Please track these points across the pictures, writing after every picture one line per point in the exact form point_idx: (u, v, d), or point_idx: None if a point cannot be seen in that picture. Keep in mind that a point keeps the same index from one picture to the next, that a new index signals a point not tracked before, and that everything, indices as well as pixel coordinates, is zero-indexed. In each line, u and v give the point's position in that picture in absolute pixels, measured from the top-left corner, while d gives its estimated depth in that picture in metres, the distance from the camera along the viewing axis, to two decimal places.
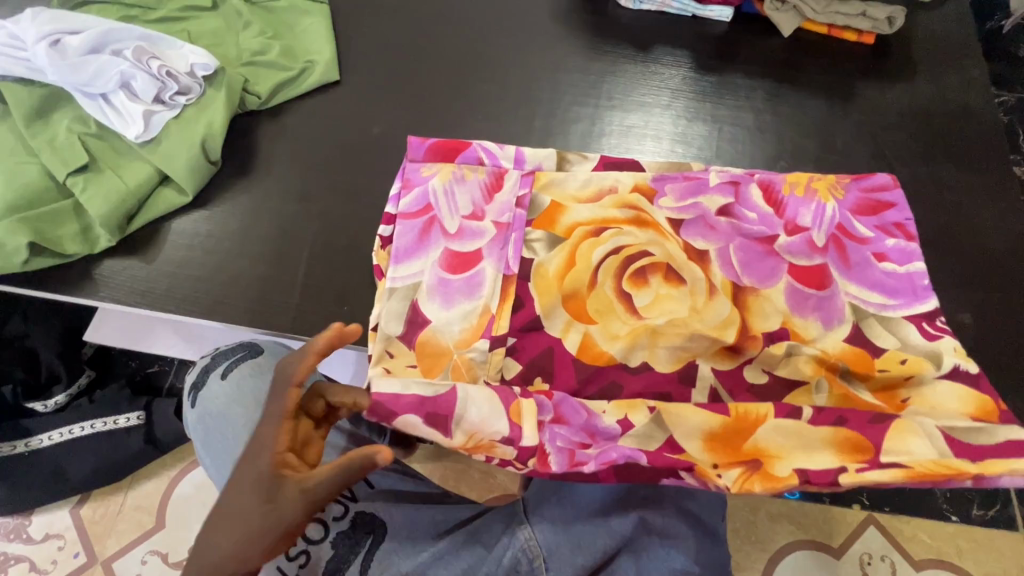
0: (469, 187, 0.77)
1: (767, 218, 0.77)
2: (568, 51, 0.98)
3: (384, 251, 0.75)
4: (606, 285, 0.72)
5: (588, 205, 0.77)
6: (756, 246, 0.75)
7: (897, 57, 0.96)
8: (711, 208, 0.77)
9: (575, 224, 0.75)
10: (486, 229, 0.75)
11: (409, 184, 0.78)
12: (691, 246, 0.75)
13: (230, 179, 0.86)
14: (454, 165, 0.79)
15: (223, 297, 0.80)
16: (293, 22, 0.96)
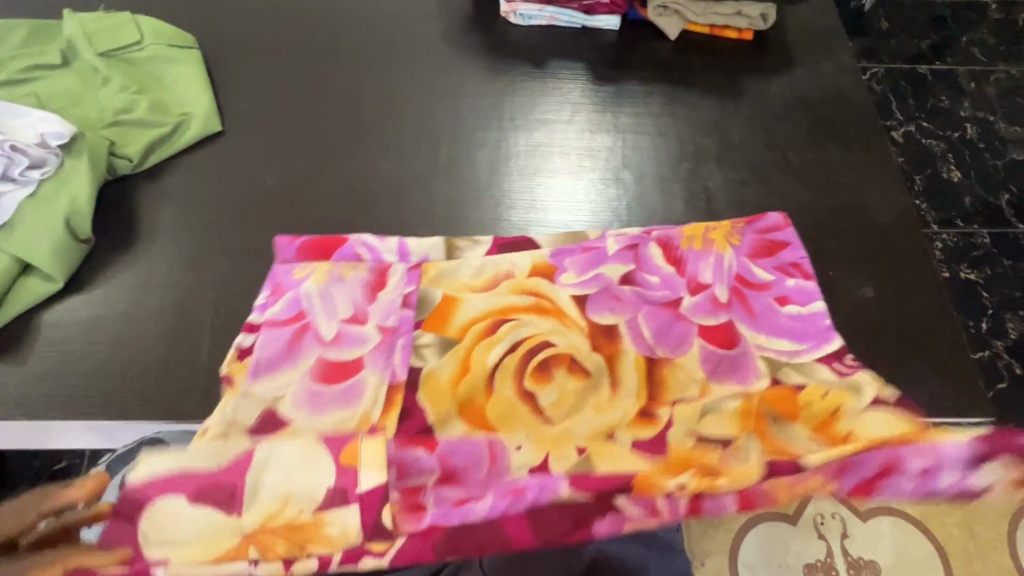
0: (350, 281, 0.76)
1: (670, 279, 0.79)
2: (466, 74, 0.96)
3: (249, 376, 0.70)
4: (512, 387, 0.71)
5: (489, 296, 0.76)
6: (663, 312, 0.77)
7: (775, 50, 1.01)
8: (613, 278, 0.78)
9: (474, 322, 0.74)
10: (370, 331, 0.73)
11: (280, 289, 0.75)
12: (599, 320, 0.76)
13: (110, 255, 0.78)
14: (331, 262, 0.77)
15: (116, 388, 0.71)
16: (161, 72, 0.88)
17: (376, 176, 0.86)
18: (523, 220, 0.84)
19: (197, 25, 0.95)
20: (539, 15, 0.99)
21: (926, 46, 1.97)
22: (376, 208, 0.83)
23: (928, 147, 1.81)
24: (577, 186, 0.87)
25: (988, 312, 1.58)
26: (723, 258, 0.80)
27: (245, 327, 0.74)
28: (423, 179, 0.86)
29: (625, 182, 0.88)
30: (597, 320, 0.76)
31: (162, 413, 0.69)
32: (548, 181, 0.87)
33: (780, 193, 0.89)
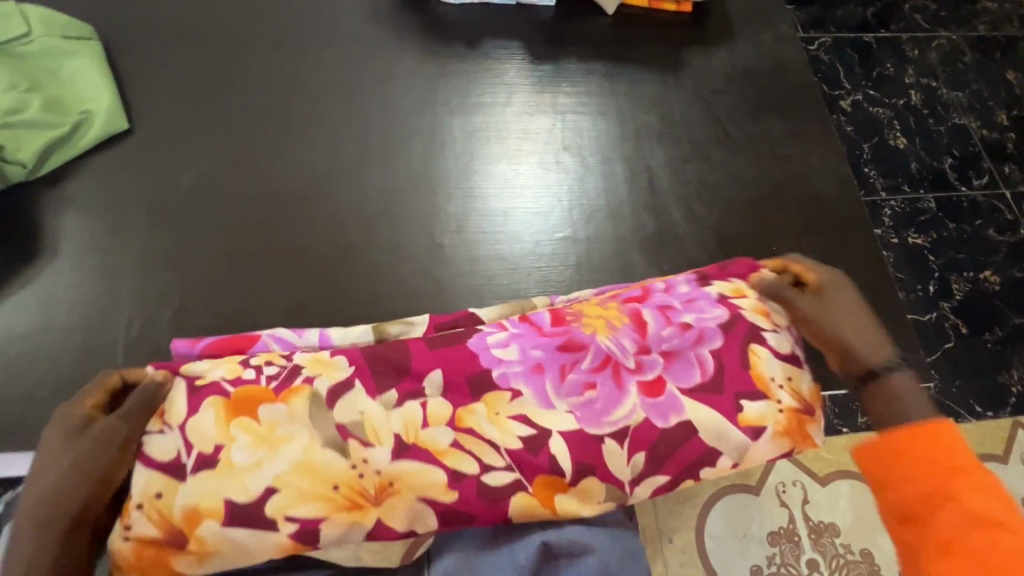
0: (259, 395, 0.56)
1: (618, 357, 0.63)
2: (395, 57, 0.90)
3: (124, 541, 0.51)
4: (460, 502, 0.56)
5: (405, 404, 0.57)
6: (618, 381, 0.61)
7: (715, 22, 0.99)
8: (547, 360, 0.61)
9: (393, 440, 0.56)
10: (287, 457, 0.54)
11: (168, 414, 0.54)
12: (535, 424, 0.59)
13: (7, 272, 0.71)
14: (241, 363, 0.58)
15: (23, 417, 0.65)
16: (55, 66, 0.80)
17: (301, 171, 0.80)
18: (462, 210, 0.81)
19: (92, 12, 0.87)
20: None
21: (870, 14, 1.99)
22: (303, 205, 0.79)
23: (875, 115, 1.84)
24: (517, 172, 0.84)
25: (935, 274, 1.63)
26: (681, 325, 0.65)
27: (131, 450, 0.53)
28: (352, 171, 0.81)
29: (566, 166, 0.85)
30: (534, 425, 0.59)
31: None
32: (488, 168, 0.84)
33: (722, 170, 0.87)
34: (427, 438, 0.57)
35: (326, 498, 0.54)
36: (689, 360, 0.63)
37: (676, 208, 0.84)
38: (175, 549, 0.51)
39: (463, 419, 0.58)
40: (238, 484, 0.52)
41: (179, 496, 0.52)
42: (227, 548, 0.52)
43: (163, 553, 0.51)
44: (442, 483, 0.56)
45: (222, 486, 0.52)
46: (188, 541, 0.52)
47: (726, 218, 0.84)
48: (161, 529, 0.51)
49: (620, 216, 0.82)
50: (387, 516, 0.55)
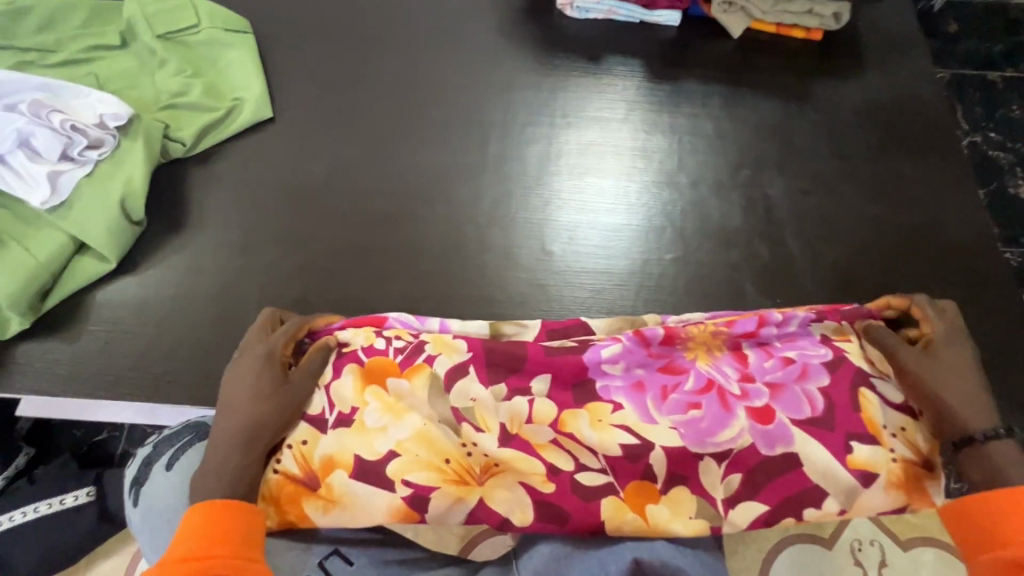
0: (387, 367, 0.64)
1: (720, 383, 0.65)
2: (518, 67, 0.93)
3: (272, 472, 0.61)
4: (554, 494, 0.61)
5: (512, 398, 0.64)
6: (723, 402, 0.63)
7: (846, 53, 0.95)
8: (649, 377, 0.65)
9: (500, 429, 0.63)
10: (411, 426, 0.61)
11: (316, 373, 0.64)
12: (640, 436, 0.62)
13: (160, 237, 0.78)
14: (375, 333, 0.66)
15: (163, 371, 0.72)
16: (215, 56, 0.88)
17: (422, 169, 0.84)
18: (573, 221, 0.81)
19: (249, 8, 0.94)
20: (595, 7, 0.95)
21: (998, 51, 1.85)
22: (423, 202, 0.82)
23: (995, 159, 1.71)
24: (629, 189, 0.84)
25: None
26: (783, 358, 0.66)
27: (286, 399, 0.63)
28: (470, 174, 0.84)
29: (679, 187, 0.84)
30: (639, 437, 0.62)
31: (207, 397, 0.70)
32: (601, 183, 0.84)
33: (845, 205, 0.84)
34: (530, 432, 0.63)
35: (437, 469, 0.61)
36: (801, 396, 0.64)
37: (792, 240, 0.81)
38: (308, 489, 0.61)
39: (566, 421, 0.63)
40: (367, 443, 0.61)
41: (319, 445, 0.61)
42: (346, 499, 0.60)
43: (301, 492, 0.61)
44: (530, 470, 0.62)
45: (354, 443, 0.61)
46: (320, 485, 0.61)
47: (846, 256, 0.80)
48: (302, 470, 0.61)
49: (732, 243, 0.81)
50: (490, 496, 0.61)
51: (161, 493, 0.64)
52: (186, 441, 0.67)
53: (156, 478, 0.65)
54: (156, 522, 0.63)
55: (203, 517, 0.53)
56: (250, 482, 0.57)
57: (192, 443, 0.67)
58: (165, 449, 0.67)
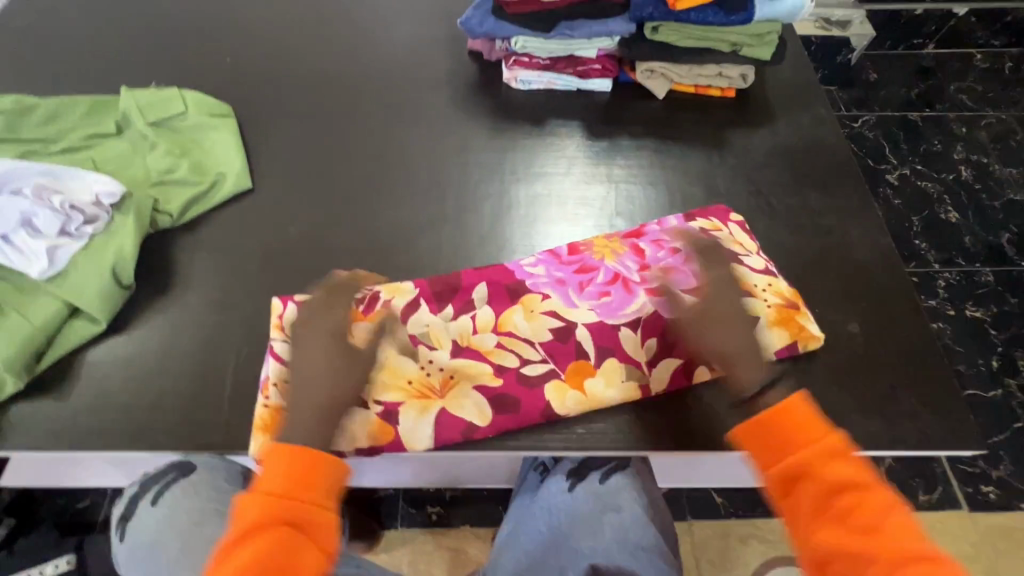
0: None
1: (624, 274, 0.85)
2: (471, 134, 1.05)
3: (264, 406, 0.75)
4: (502, 386, 0.78)
5: (459, 318, 0.82)
6: (616, 288, 0.84)
7: (757, 106, 1.10)
8: (568, 276, 0.85)
9: (450, 344, 0.80)
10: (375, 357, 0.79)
11: (286, 327, 0.79)
12: (563, 317, 0.82)
13: (147, 299, 0.86)
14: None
15: (148, 422, 0.77)
16: (201, 137, 0.99)
17: (388, 226, 0.94)
18: None
19: (232, 95, 1.07)
20: (537, 80, 1.10)
21: (914, 95, 2.07)
22: (389, 255, 0.91)
23: (924, 189, 1.87)
24: (574, 233, 0.94)
25: (998, 349, 1.58)
26: (671, 248, 0.87)
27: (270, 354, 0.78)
28: (431, 227, 0.94)
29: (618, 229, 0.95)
30: (562, 317, 0.82)
31: (187, 445, 0.76)
32: (548, 231, 0.94)
33: (765, 236, 0.94)
34: (477, 341, 0.81)
35: (402, 389, 0.77)
36: (685, 273, 0.83)
37: None
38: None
39: (504, 322, 0.82)
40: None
41: None
42: None
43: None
44: (479, 372, 0.79)
45: None
46: None
47: None
48: (288, 403, 0.75)
49: None
50: (450, 406, 0.77)
51: (148, 524, 0.76)
52: (169, 478, 0.78)
53: (143, 512, 0.77)
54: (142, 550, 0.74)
55: (277, 456, 0.60)
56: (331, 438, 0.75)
57: (174, 480, 0.77)
58: (151, 485, 0.78)
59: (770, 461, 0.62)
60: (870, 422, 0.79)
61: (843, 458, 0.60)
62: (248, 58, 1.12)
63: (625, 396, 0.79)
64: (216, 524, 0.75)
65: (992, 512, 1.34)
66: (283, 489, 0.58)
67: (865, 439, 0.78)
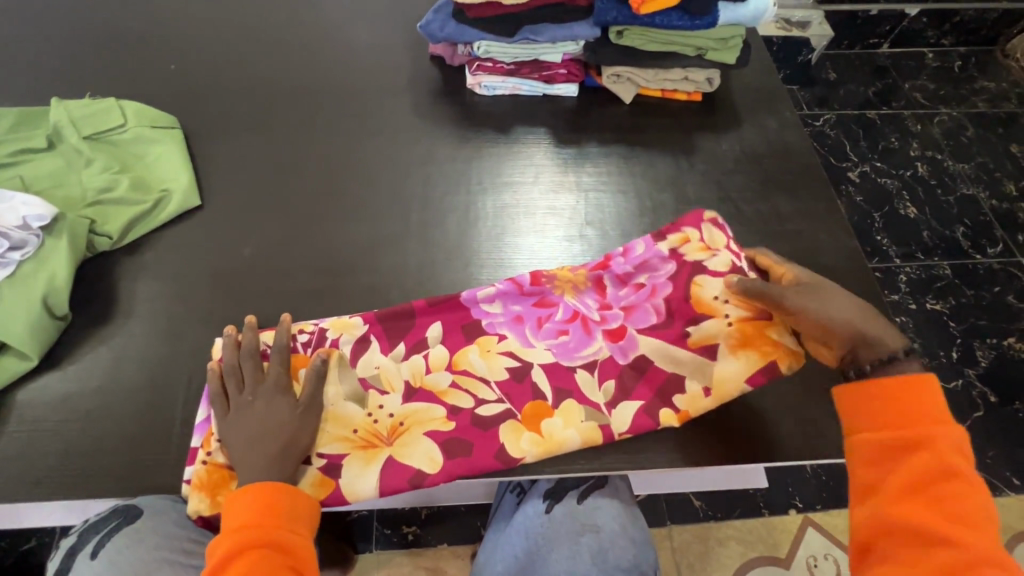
0: (301, 361, 0.77)
1: (585, 312, 0.82)
2: (435, 143, 1.02)
3: (202, 463, 0.70)
4: (456, 430, 0.75)
5: (410, 357, 0.79)
6: (578, 329, 0.81)
7: (723, 110, 1.09)
8: (526, 312, 0.82)
9: (403, 386, 0.77)
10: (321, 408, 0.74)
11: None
12: (521, 358, 0.79)
13: (87, 330, 0.79)
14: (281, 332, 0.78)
15: (90, 466, 0.71)
16: (142, 151, 0.92)
17: (349, 243, 0.89)
18: (494, 279, 0.88)
19: (178, 105, 1.01)
20: (502, 85, 1.07)
21: (872, 93, 2.12)
22: (351, 273, 0.87)
23: (884, 185, 1.91)
24: (544, 245, 0.92)
25: (957, 341, 1.63)
26: (635, 284, 0.83)
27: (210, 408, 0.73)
28: (394, 243, 0.90)
29: (588, 239, 0.93)
30: (521, 359, 0.79)
31: (134, 488, 0.70)
32: (516, 242, 0.92)
33: (735, 242, 0.94)
34: (431, 382, 0.77)
35: (347, 439, 0.74)
36: (645, 309, 0.82)
37: None
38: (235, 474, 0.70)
39: (459, 361, 0.79)
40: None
41: None
42: None
43: (231, 477, 0.70)
44: (430, 418, 0.75)
45: None
46: None
47: None
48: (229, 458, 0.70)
49: None
50: (401, 453, 0.74)
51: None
52: (111, 527, 0.72)
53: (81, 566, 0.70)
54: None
55: (237, 498, 0.65)
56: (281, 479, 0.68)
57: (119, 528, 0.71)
58: (89, 537, 0.72)
59: (872, 414, 0.67)
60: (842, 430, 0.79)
61: (951, 435, 0.64)
62: (193, 65, 1.06)
63: (585, 439, 0.75)
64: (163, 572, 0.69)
65: None
66: (249, 520, 0.64)
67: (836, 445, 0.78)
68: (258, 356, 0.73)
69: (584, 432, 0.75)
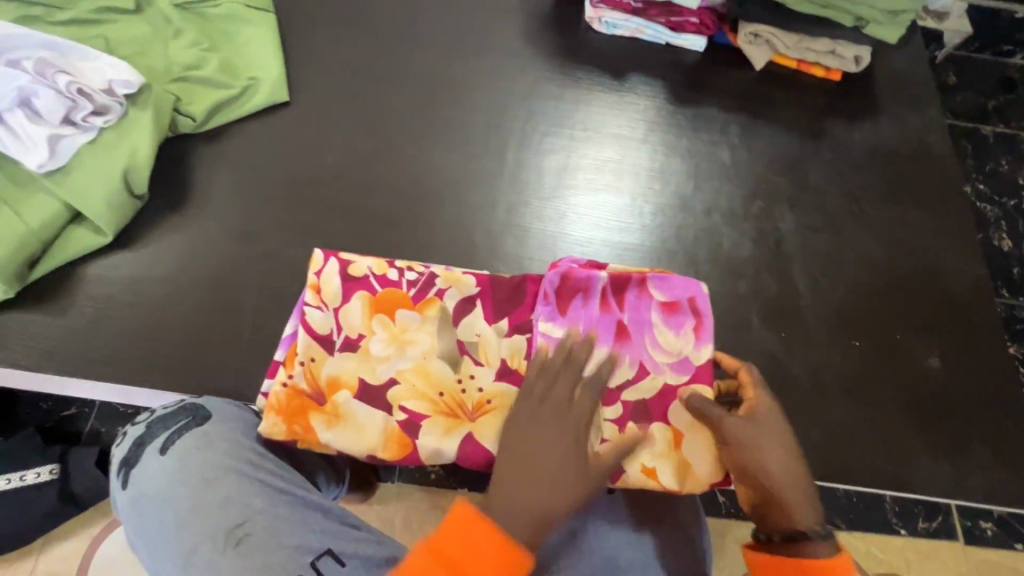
0: (400, 299, 0.67)
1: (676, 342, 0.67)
2: (541, 77, 0.92)
3: (282, 385, 0.64)
4: None
5: (512, 336, 0.68)
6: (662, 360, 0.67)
7: (862, 95, 0.97)
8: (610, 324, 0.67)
9: (500, 364, 0.67)
10: (412, 358, 0.66)
11: (325, 293, 0.66)
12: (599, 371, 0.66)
13: (160, 214, 0.75)
14: (388, 263, 0.68)
15: (154, 356, 0.69)
16: (232, 32, 0.85)
17: (437, 170, 0.83)
18: (585, 237, 0.82)
19: None
20: (625, 24, 0.95)
21: (992, 107, 1.92)
22: (437, 204, 0.81)
23: (982, 211, 1.76)
24: (644, 210, 0.84)
25: None
26: (657, 338, 0.67)
27: (300, 323, 0.65)
28: (484, 179, 0.83)
29: (692, 211, 0.85)
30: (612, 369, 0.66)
31: (198, 385, 0.69)
32: (615, 202, 0.84)
33: (854, 245, 0.85)
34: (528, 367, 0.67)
35: (430, 400, 0.65)
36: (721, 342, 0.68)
37: (800, 276, 0.82)
38: (314, 404, 0.64)
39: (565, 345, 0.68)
40: (370, 369, 0.65)
41: (326, 364, 0.65)
42: (352, 419, 0.64)
43: (308, 407, 0.64)
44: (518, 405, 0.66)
45: (359, 368, 0.65)
46: (326, 401, 0.64)
47: (850, 296, 0.81)
48: (310, 386, 0.64)
49: (741, 273, 0.81)
50: (482, 432, 0.65)
51: (154, 478, 0.62)
52: (181, 425, 0.65)
53: (149, 460, 0.63)
54: (146, 506, 0.62)
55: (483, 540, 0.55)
56: (372, 426, 0.64)
57: (186, 427, 0.64)
58: (160, 431, 0.65)
59: None
60: (935, 467, 0.73)
61: None
62: None
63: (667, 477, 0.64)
64: (228, 483, 0.62)
65: (986, 548, 1.34)
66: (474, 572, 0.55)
67: (929, 480, 0.73)
68: (364, 287, 0.67)
69: (642, 473, 0.64)
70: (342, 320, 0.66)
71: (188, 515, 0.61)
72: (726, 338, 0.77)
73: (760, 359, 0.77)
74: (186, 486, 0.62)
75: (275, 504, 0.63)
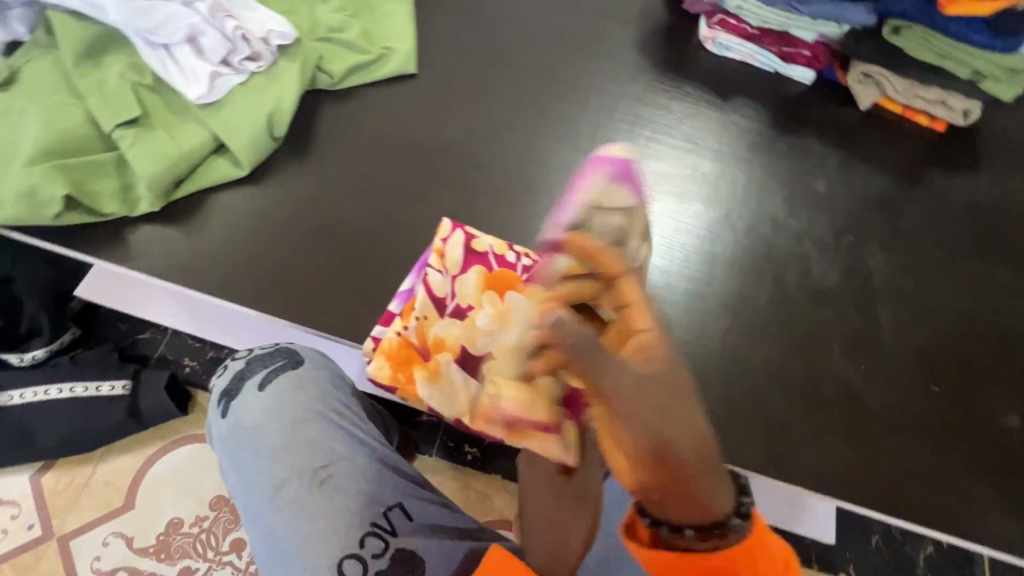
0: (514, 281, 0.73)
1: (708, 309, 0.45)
2: (650, 86, 0.96)
3: (396, 333, 0.70)
4: None
5: None
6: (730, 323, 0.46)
7: (965, 149, 0.97)
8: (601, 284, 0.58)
9: None
10: None
11: (448, 259, 0.73)
12: None
13: (289, 158, 0.81)
14: (508, 246, 0.74)
15: (268, 286, 0.74)
16: (373, 3, 0.90)
17: (544, 158, 0.86)
18: (675, 241, 0.84)
19: None
20: (737, 48, 0.97)
21: None
22: (540, 190, 0.84)
23: None
24: (735, 226, 0.86)
25: None
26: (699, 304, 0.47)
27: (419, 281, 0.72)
28: None
29: (783, 234, 0.87)
30: None
31: (303, 319, 0.74)
32: (709, 214, 0.87)
33: (941, 293, 0.85)
34: None
35: None
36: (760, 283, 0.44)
37: (884, 313, 0.82)
38: (419, 357, 0.69)
39: None
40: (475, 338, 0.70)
41: (437, 324, 0.70)
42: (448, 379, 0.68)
43: (414, 359, 0.69)
44: None
45: (465, 334, 0.70)
46: (430, 358, 0.69)
47: (932, 340, 0.82)
48: (420, 340, 0.70)
49: (825, 301, 0.82)
50: None
51: (253, 410, 0.68)
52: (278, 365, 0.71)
53: (248, 393, 0.70)
54: (241, 436, 0.68)
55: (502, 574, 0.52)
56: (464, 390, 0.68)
57: (282, 368, 0.71)
58: (258, 368, 0.71)
59: None
60: (1001, 522, 0.73)
61: None
62: None
63: None
64: (316, 426, 0.68)
65: None
66: None
67: (994, 534, 0.72)
68: (484, 262, 0.73)
69: None
70: (458, 287, 0.72)
71: (278, 451, 0.66)
72: (802, 361, 0.79)
73: (834, 387, 0.78)
74: (279, 423, 0.68)
75: (355, 453, 0.68)
